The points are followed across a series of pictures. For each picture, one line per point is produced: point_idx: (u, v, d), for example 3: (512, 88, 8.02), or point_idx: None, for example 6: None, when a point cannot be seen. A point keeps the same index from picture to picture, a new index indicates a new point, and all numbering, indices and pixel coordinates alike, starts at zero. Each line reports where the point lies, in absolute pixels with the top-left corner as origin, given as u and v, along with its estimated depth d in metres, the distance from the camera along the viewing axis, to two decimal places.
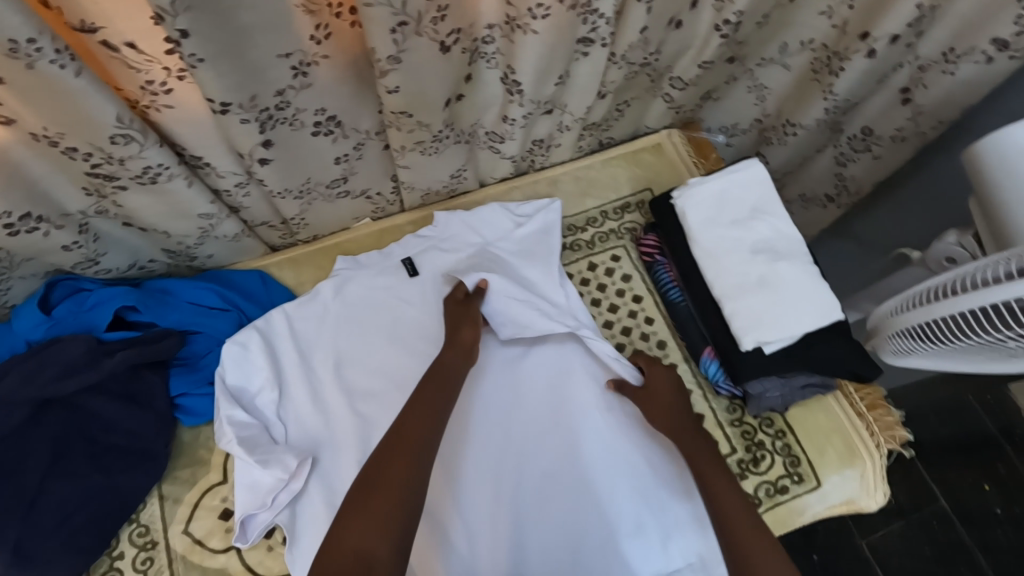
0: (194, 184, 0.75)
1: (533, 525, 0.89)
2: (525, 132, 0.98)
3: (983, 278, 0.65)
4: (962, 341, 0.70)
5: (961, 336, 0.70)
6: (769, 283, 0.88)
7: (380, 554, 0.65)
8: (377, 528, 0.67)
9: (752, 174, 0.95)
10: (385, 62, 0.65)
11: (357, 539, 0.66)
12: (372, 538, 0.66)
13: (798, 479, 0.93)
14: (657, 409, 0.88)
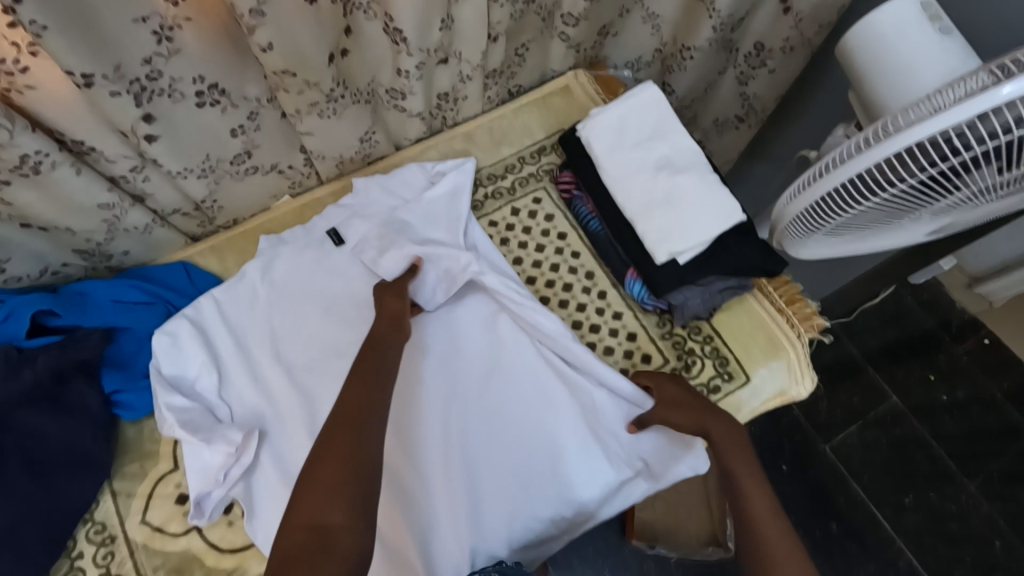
0: (83, 172, 0.74)
1: (485, 463, 0.92)
2: (426, 85, 0.99)
3: (883, 131, 0.68)
4: (872, 198, 0.74)
5: (873, 193, 0.73)
6: (673, 196, 0.94)
7: (334, 521, 0.64)
8: (326, 498, 0.66)
9: (646, 97, 1.00)
10: (249, 16, 0.65)
11: (310, 514, 0.65)
12: (325, 510, 0.65)
13: (728, 377, 0.99)
14: (671, 408, 0.87)
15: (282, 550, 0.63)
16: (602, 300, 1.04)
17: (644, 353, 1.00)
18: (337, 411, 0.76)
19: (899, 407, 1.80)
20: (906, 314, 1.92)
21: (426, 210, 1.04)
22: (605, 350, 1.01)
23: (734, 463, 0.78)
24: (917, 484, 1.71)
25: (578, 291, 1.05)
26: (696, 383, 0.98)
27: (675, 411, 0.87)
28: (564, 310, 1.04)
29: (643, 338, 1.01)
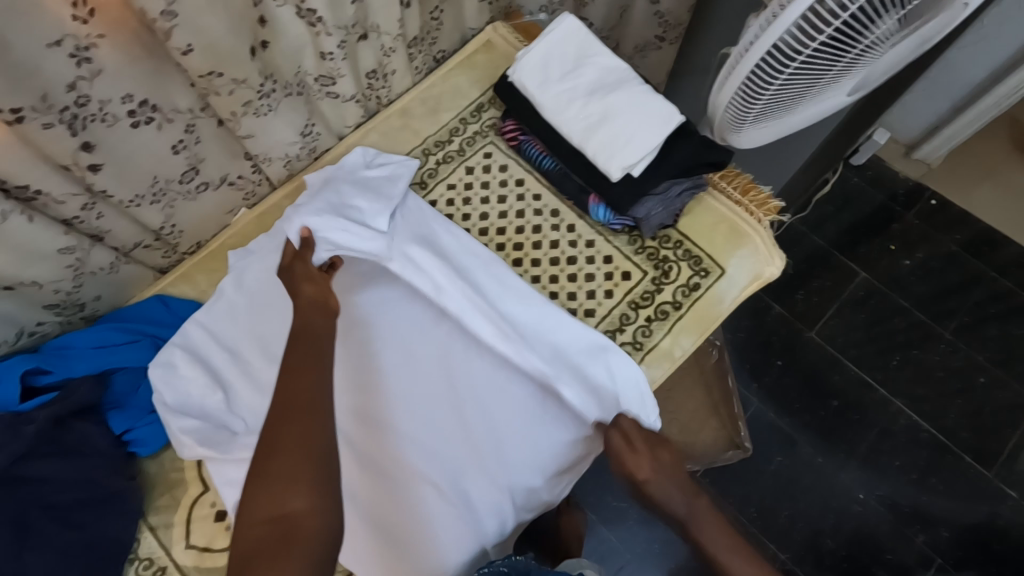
0: (35, 219, 0.74)
1: (471, 416, 0.94)
2: (352, 66, 1.00)
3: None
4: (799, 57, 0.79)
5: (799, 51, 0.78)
6: (612, 114, 0.97)
7: (297, 508, 0.67)
8: (289, 487, 0.67)
9: (566, 27, 1.02)
10: (161, 20, 0.65)
11: (272, 506, 0.66)
12: (284, 501, 0.67)
13: (705, 274, 1.04)
14: (639, 462, 0.85)
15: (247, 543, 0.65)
16: (572, 233, 1.08)
17: (622, 271, 1.05)
18: (278, 405, 0.73)
19: (871, 282, 1.87)
20: (858, 193, 1.96)
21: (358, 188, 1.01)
22: (586, 278, 1.05)
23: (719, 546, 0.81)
24: (896, 347, 1.80)
25: (548, 230, 1.09)
26: (677, 286, 1.03)
27: (660, 480, 0.84)
28: (538, 252, 1.08)
29: (619, 258, 1.06)
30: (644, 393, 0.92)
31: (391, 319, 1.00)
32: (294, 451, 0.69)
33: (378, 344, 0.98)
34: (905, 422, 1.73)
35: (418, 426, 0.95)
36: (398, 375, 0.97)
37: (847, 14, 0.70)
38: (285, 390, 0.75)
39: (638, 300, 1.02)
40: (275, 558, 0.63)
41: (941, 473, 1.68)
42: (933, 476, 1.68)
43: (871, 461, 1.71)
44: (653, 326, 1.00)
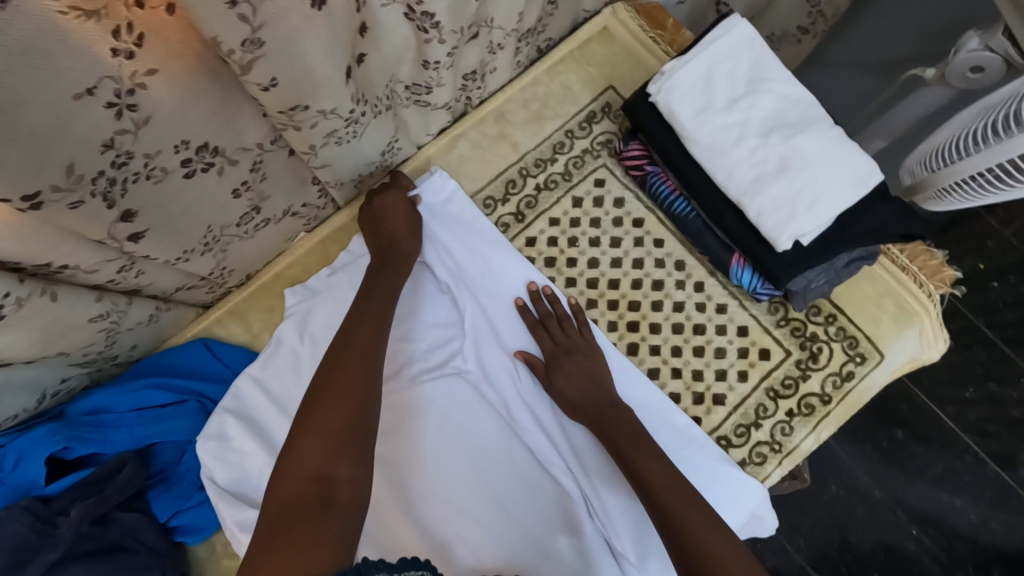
0: (60, 294, 0.55)
1: (534, 504, 0.80)
2: (454, 71, 0.77)
3: None
4: None
5: None
6: (791, 164, 0.75)
7: (341, 472, 0.58)
8: (334, 449, 0.59)
9: (735, 36, 0.79)
10: (241, 51, 0.43)
11: (315, 461, 0.58)
12: (333, 458, 0.59)
13: (861, 359, 0.86)
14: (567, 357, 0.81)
15: (281, 501, 0.56)
16: (701, 294, 0.89)
17: (761, 348, 0.87)
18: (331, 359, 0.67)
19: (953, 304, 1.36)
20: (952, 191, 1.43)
21: (440, 256, 0.86)
22: (716, 353, 0.87)
23: (635, 453, 0.71)
24: (973, 374, 1.33)
25: (672, 288, 0.89)
26: (827, 373, 0.85)
27: (576, 379, 0.79)
28: (658, 314, 0.88)
29: (757, 331, 0.87)
30: (757, 513, 0.80)
31: (474, 398, 0.85)
32: (348, 410, 0.63)
33: (439, 420, 0.84)
34: (973, 461, 1.29)
35: (489, 525, 0.79)
36: (461, 458, 0.83)
37: None
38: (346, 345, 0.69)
39: (777, 386, 0.85)
40: (308, 520, 0.54)
41: (1005, 513, 1.27)
42: (993, 517, 1.27)
43: (925, 501, 1.29)
44: (795, 423, 0.84)
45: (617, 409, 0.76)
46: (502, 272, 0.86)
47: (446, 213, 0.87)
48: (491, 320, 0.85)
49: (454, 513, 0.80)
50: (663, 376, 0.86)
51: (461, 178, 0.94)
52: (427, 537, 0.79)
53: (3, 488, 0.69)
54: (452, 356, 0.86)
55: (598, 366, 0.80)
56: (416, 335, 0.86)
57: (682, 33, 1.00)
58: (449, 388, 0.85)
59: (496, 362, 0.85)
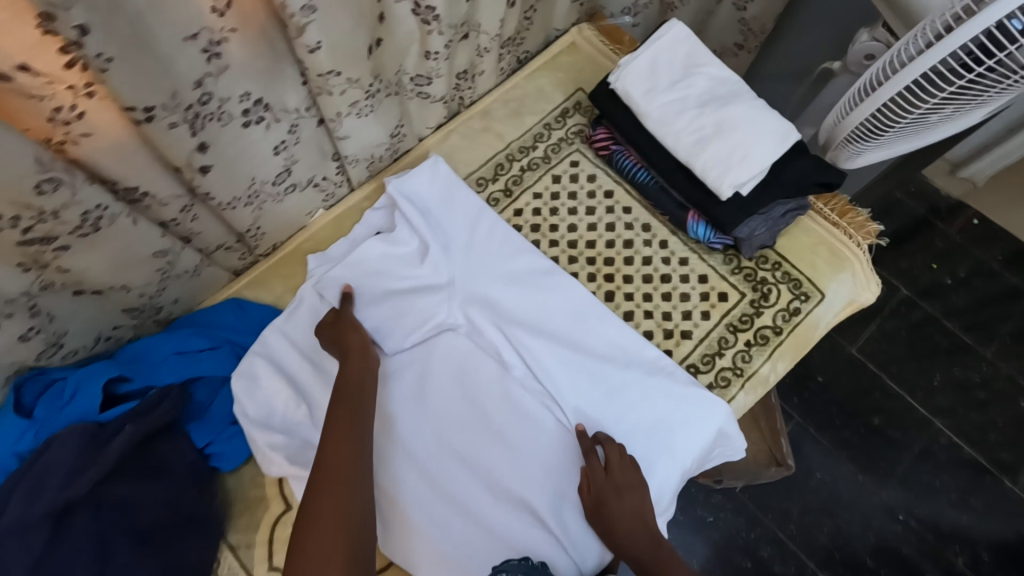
0: (138, 221, 0.68)
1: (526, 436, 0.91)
2: (449, 66, 0.95)
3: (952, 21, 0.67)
4: (940, 92, 0.74)
5: (940, 86, 0.73)
6: (725, 127, 0.92)
7: None
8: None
9: (674, 35, 0.98)
10: (300, 15, 0.60)
11: None
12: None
13: (805, 298, 1.00)
14: (616, 494, 0.81)
15: None
16: (665, 250, 1.03)
17: (719, 292, 1.00)
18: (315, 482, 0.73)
19: (910, 299, 1.54)
20: (896, 200, 1.64)
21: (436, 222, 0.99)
22: (681, 297, 1.00)
23: None
24: (940, 362, 1.48)
25: (640, 246, 1.04)
26: (777, 310, 0.99)
27: (625, 518, 0.80)
28: (630, 268, 1.02)
29: (715, 277, 1.01)
30: (726, 430, 0.90)
31: (468, 349, 0.96)
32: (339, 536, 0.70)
33: (441, 365, 0.95)
34: (946, 443, 1.41)
35: (497, 460, 0.89)
36: (462, 399, 0.93)
37: (999, 61, 0.65)
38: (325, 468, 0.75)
39: (736, 322, 0.98)
40: None
41: (984, 494, 1.37)
42: (973, 495, 1.37)
43: (911, 479, 1.39)
44: (752, 351, 0.96)
45: (663, 548, 0.79)
46: (481, 241, 0.99)
47: (429, 197, 1.01)
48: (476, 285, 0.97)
49: (463, 449, 0.90)
50: (636, 318, 0.99)
51: (457, 163, 1.10)
52: (442, 471, 0.89)
53: (59, 416, 0.77)
54: (440, 314, 0.96)
55: (645, 498, 0.82)
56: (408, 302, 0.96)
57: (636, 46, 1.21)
58: (444, 344, 0.96)
59: (481, 317, 0.96)
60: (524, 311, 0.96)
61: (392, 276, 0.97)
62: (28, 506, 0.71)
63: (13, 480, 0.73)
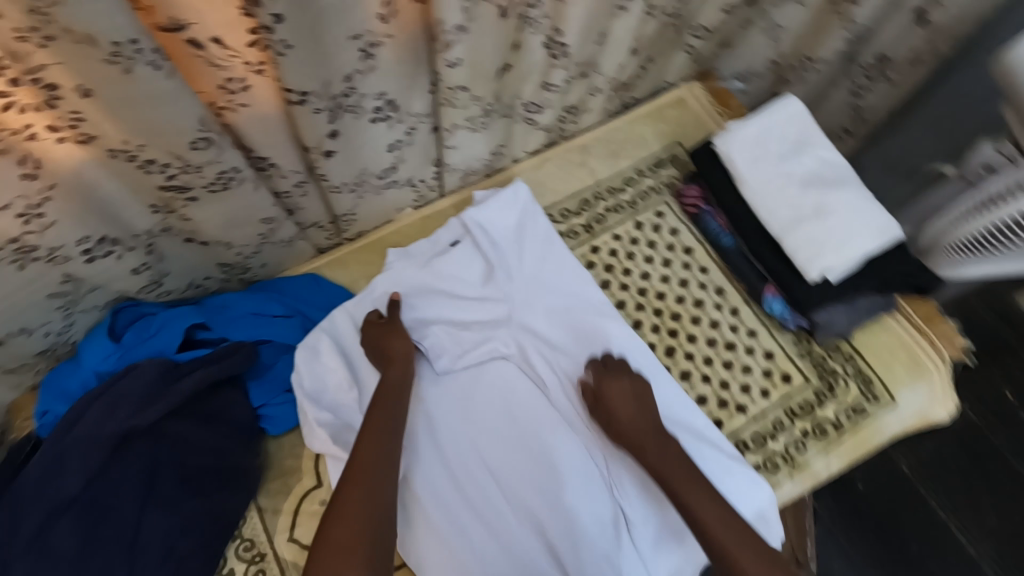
0: (259, 188, 0.73)
1: (560, 470, 0.91)
2: (561, 99, 0.98)
3: None
4: None
5: None
6: (825, 211, 0.91)
7: None
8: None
9: (789, 111, 0.98)
10: (451, 32, 0.64)
11: None
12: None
13: (873, 399, 0.96)
14: (620, 400, 0.87)
15: None
16: (735, 318, 1.02)
17: (783, 372, 0.98)
18: (350, 474, 0.76)
19: None
20: None
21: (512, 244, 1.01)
22: (743, 369, 0.98)
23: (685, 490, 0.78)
24: None
25: (710, 308, 1.03)
26: (841, 405, 0.95)
27: (623, 402, 0.87)
28: (696, 328, 1.01)
29: (781, 357, 0.99)
30: (768, 515, 0.86)
31: (519, 376, 0.97)
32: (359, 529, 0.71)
33: (490, 381, 0.96)
34: None
35: (533, 489, 0.90)
36: (505, 419, 0.94)
37: None
38: (357, 462, 0.78)
39: (796, 408, 0.95)
40: None
41: None
42: None
43: None
44: (807, 442, 0.93)
45: (664, 433, 0.85)
46: (549, 273, 1.00)
47: (504, 220, 1.02)
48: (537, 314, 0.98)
49: (499, 470, 0.91)
50: (693, 379, 0.97)
51: (545, 190, 1.12)
52: (474, 487, 0.90)
53: (142, 346, 0.84)
54: (498, 335, 0.98)
55: (642, 392, 0.88)
56: (463, 321, 0.98)
57: (743, 111, 1.21)
58: (496, 366, 0.97)
59: (535, 347, 0.97)
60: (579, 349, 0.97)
61: (461, 287, 0.99)
62: (101, 422, 0.79)
63: (91, 397, 0.81)
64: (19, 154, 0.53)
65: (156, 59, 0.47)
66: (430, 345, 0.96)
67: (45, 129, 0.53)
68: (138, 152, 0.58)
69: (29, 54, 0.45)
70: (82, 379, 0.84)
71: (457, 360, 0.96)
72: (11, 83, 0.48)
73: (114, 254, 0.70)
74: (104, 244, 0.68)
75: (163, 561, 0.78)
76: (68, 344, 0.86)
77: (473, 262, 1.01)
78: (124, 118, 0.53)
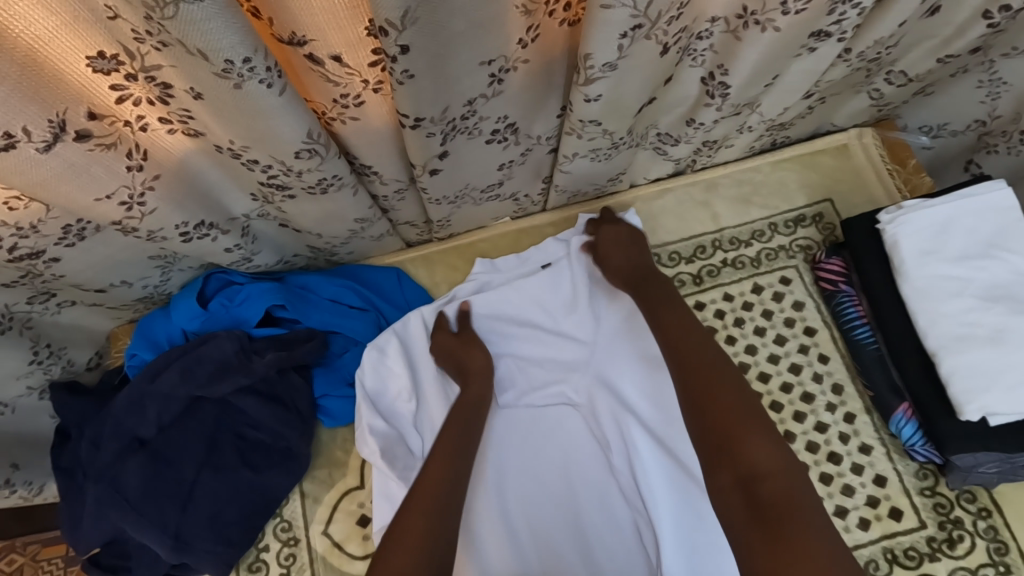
0: (357, 192, 0.69)
1: (603, 543, 0.84)
2: (703, 136, 0.84)
3: None
4: None
5: None
6: (1006, 339, 0.73)
7: None
8: None
9: (992, 200, 0.78)
10: (597, 70, 0.54)
11: None
12: None
13: (1004, 571, 0.78)
14: (614, 248, 0.89)
15: None
16: (848, 425, 0.87)
17: (893, 506, 0.82)
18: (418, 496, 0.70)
19: None
20: None
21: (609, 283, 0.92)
22: (843, 489, 0.84)
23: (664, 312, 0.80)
24: None
25: (821, 406, 0.88)
26: (959, 566, 0.79)
27: (618, 251, 0.89)
28: (798, 425, 0.87)
29: (895, 487, 0.83)
30: None
31: (583, 430, 0.89)
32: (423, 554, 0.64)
33: (553, 425, 0.90)
34: None
35: (570, 554, 0.83)
36: (559, 470, 0.88)
37: None
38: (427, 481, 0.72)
39: (898, 552, 0.80)
40: None
41: None
42: None
43: None
44: None
45: (650, 273, 0.87)
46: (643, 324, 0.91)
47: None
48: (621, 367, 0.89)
49: (540, 525, 0.85)
50: None
51: (658, 226, 1.00)
52: (511, 537, 0.84)
53: (225, 313, 0.86)
54: (572, 379, 0.90)
55: (638, 241, 0.90)
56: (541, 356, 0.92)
57: (921, 176, 1.00)
58: (563, 412, 0.90)
59: (609, 402, 0.88)
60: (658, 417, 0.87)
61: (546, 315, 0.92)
62: (176, 384, 0.82)
63: (172, 355, 0.83)
64: (128, 146, 0.51)
65: (269, 76, 0.44)
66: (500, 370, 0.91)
67: (158, 120, 0.51)
68: (243, 152, 0.55)
69: (145, 54, 0.43)
70: (171, 333, 0.88)
71: (524, 395, 0.91)
72: (127, 77, 0.46)
73: (209, 237, 0.69)
74: (201, 228, 0.66)
75: (208, 524, 0.81)
76: (164, 294, 0.88)
77: (563, 292, 0.92)
78: (232, 123, 0.50)
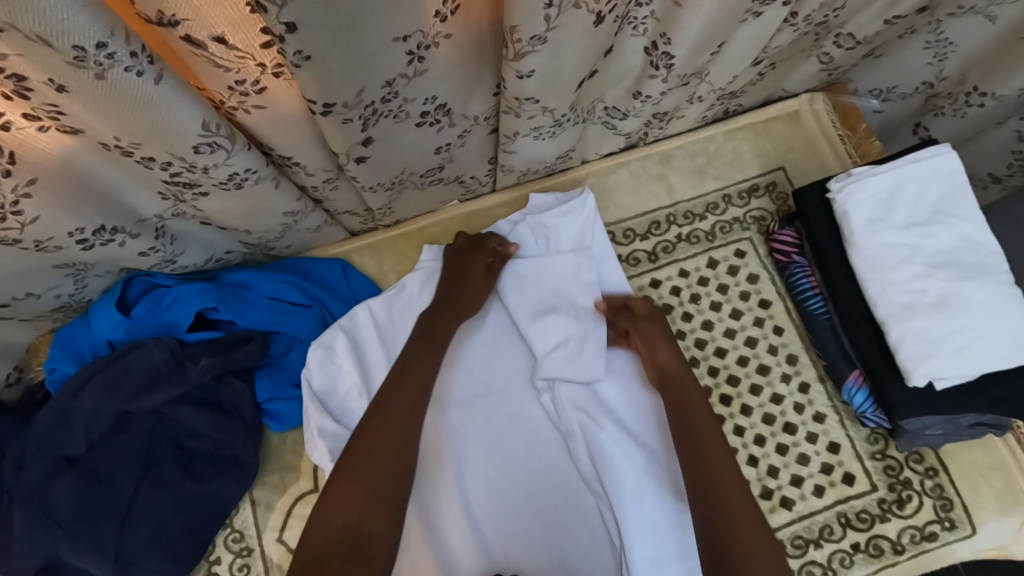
0: (281, 184, 0.63)
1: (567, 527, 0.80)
2: (653, 109, 0.80)
3: None
4: None
5: None
6: (952, 305, 0.74)
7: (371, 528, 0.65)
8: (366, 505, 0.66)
9: (938, 166, 0.78)
10: (527, 42, 0.50)
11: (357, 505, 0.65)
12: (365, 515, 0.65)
13: (949, 526, 0.81)
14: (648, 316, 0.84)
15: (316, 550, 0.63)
16: (803, 395, 0.87)
17: (846, 472, 0.84)
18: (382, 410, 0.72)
19: None
20: None
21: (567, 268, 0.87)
22: (799, 458, 0.85)
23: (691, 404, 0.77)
24: None
25: (776, 378, 0.88)
26: (907, 524, 0.81)
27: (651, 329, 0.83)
28: (754, 397, 0.88)
29: (848, 453, 0.85)
30: None
31: (543, 414, 0.84)
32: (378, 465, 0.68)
33: (510, 416, 0.84)
34: None
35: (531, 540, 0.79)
36: (517, 459, 0.83)
37: None
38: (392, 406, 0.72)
39: (851, 516, 0.82)
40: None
41: None
42: None
43: None
44: (856, 558, 0.81)
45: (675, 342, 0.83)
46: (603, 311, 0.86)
47: (563, 236, 0.88)
48: (581, 354, 0.83)
49: (505, 516, 0.80)
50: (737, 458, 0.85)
51: (612, 204, 0.96)
52: (473, 527, 0.79)
53: (151, 320, 0.80)
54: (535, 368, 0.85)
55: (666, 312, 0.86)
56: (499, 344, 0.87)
57: (871, 141, 0.99)
58: (522, 399, 0.85)
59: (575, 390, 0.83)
60: (623, 406, 0.84)
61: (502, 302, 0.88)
62: (104, 400, 0.76)
63: (95, 368, 0.77)
64: None
65: (137, 63, 0.39)
66: (459, 362, 0.85)
67: (22, 117, 0.44)
68: (134, 150, 0.49)
69: None
70: (93, 342, 0.81)
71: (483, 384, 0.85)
72: None
73: (116, 242, 0.63)
74: (103, 233, 0.60)
75: (153, 541, 0.76)
76: (83, 302, 0.80)
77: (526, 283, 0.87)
78: (113, 116, 0.44)
